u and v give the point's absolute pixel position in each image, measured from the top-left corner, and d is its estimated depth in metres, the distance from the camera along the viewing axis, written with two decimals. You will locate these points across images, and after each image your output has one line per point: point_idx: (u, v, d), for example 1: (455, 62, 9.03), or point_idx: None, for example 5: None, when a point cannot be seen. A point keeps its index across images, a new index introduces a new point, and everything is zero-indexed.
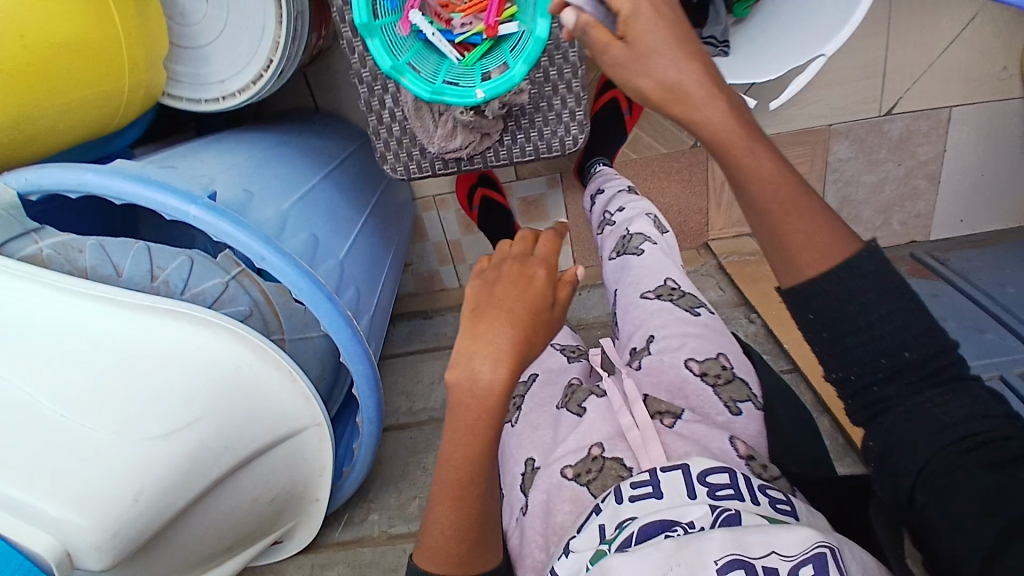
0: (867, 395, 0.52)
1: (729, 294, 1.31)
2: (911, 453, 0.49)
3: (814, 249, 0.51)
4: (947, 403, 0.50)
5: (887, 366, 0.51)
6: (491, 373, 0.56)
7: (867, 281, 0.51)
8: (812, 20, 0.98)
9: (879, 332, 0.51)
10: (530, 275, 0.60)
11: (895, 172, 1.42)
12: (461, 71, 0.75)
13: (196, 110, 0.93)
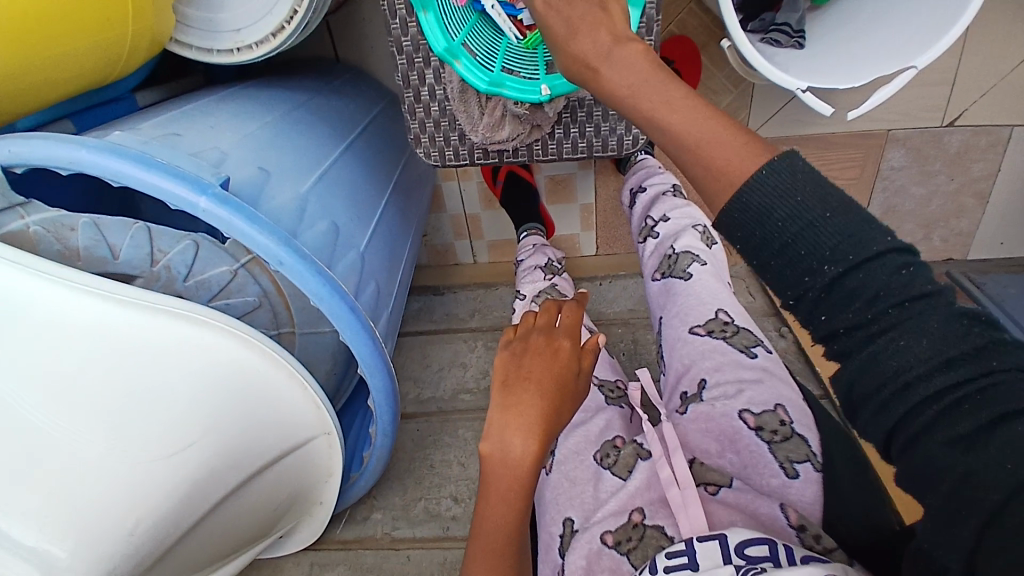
0: (828, 335, 0.47)
1: (759, 302, 1.23)
2: (879, 413, 0.44)
3: (720, 174, 0.49)
4: (916, 348, 0.42)
5: (825, 296, 0.45)
6: (523, 442, 0.67)
7: (775, 201, 0.47)
8: (906, 20, 0.88)
9: (803, 253, 0.46)
10: (555, 347, 0.73)
11: (946, 187, 1.35)
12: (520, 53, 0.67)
13: (207, 61, 0.82)
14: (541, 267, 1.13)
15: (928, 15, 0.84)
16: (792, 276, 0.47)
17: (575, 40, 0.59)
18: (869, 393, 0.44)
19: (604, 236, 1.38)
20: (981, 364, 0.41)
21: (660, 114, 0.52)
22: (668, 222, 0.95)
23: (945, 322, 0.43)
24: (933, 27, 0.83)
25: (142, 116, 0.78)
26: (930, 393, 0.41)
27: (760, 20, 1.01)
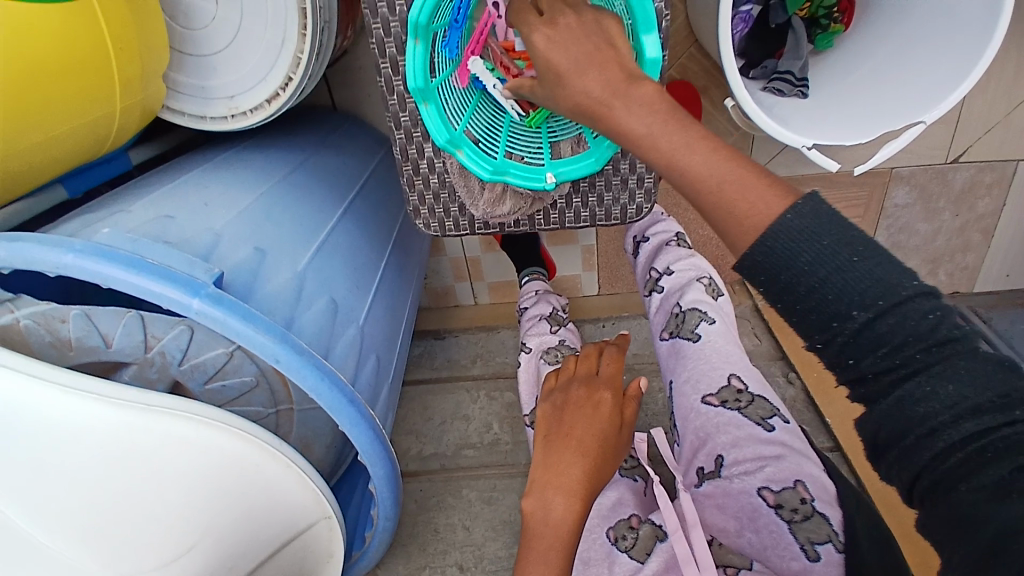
0: (854, 378, 0.46)
1: (765, 344, 1.21)
2: (906, 457, 0.44)
3: (741, 219, 0.47)
4: (943, 396, 0.43)
5: (853, 341, 0.44)
6: (564, 504, 0.68)
7: (802, 244, 0.45)
8: (915, 70, 0.87)
9: (831, 298, 0.44)
10: (597, 400, 0.79)
11: (950, 223, 1.34)
12: (523, 128, 0.66)
13: (200, 127, 0.80)
14: (545, 318, 1.11)
15: (938, 68, 0.84)
16: (819, 320, 0.45)
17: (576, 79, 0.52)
18: (898, 437, 0.45)
19: (607, 276, 1.36)
20: (1007, 412, 0.42)
21: (681, 156, 0.48)
22: (674, 276, 0.92)
23: (973, 369, 0.43)
24: (943, 81, 0.83)
25: (136, 188, 0.76)
26: (957, 440, 0.42)
27: (763, 68, 1.00)
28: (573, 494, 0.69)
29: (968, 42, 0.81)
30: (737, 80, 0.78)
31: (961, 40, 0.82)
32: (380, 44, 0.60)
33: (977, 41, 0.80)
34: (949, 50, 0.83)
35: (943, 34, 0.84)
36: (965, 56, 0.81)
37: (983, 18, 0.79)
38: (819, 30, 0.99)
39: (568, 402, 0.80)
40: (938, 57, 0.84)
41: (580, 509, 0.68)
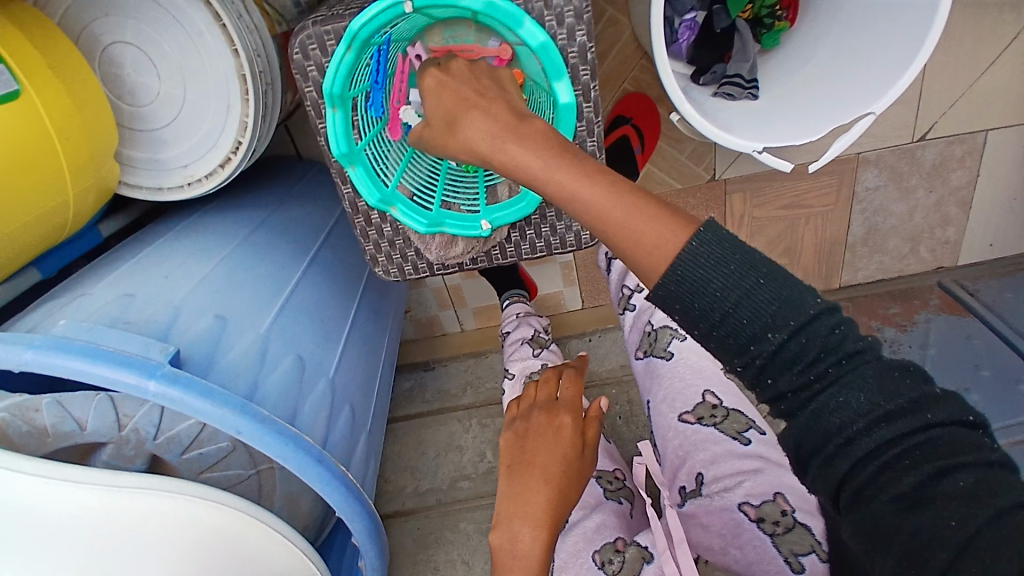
0: (766, 389, 0.48)
1: None
2: (826, 467, 0.46)
3: (651, 252, 0.50)
4: (858, 406, 0.45)
5: (771, 361, 0.47)
6: (530, 536, 0.69)
7: (710, 272, 0.47)
8: (862, 60, 0.86)
9: (745, 321, 0.47)
10: (557, 424, 0.79)
11: (926, 200, 1.33)
12: (459, 174, 0.70)
13: (160, 197, 0.82)
14: (527, 341, 1.12)
15: (883, 55, 0.83)
16: (737, 343, 0.47)
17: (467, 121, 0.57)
18: (820, 447, 0.46)
19: (588, 289, 1.36)
20: (915, 418, 0.45)
21: (574, 191, 0.52)
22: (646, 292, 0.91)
23: (883, 379, 0.46)
24: (890, 67, 0.81)
25: (100, 267, 0.78)
26: (872, 448, 0.44)
27: (713, 73, 1.01)
28: (540, 523, 0.69)
29: (910, 26, 0.80)
30: (677, 94, 0.78)
31: (903, 25, 0.81)
32: (314, 106, 0.61)
33: (918, 23, 0.78)
34: (893, 36, 0.82)
35: (886, 21, 0.84)
36: (908, 40, 0.80)
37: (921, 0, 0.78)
38: (766, 27, 1.01)
39: (530, 429, 0.80)
40: (884, 44, 0.83)
41: (547, 538, 0.68)
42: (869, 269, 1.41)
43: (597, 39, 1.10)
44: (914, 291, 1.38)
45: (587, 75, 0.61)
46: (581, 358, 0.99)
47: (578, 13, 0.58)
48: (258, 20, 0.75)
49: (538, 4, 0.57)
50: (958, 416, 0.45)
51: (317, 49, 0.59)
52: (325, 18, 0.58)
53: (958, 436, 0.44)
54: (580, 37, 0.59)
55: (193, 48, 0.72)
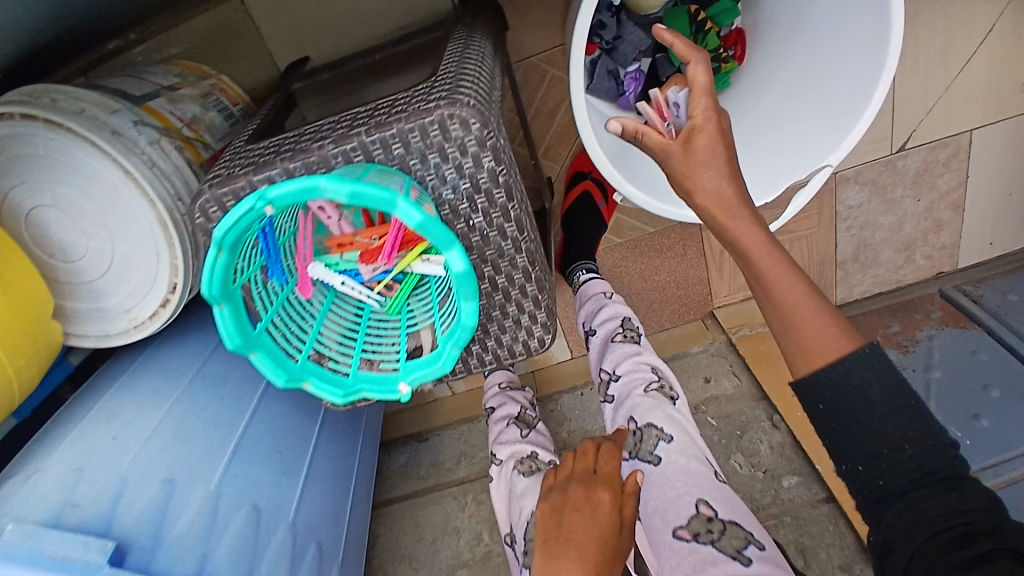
0: (867, 488, 0.56)
1: (746, 384, 1.20)
2: (901, 539, 0.52)
3: (818, 347, 0.57)
4: (941, 494, 0.52)
5: (896, 473, 0.54)
6: None
7: (869, 378, 0.56)
8: (820, 96, 0.82)
9: (887, 449, 0.54)
10: (595, 500, 0.71)
11: (915, 208, 1.27)
12: (382, 316, 0.59)
13: (109, 342, 0.80)
14: (514, 421, 1.03)
15: (840, 91, 0.79)
16: (868, 450, 0.55)
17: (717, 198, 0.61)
18: (903, 520, 0.53)
19: (574, 341, 1.34)
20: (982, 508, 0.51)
21: (770, 278, 0.58)
22: (620, 380, 0.92)
23: (975, 496, 0.52)
24: (850, 106, 0.78)
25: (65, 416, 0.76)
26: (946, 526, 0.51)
27: None
28: None
29: (863, 60, 0.75)
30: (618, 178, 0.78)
31: (854, 58, 0.76)
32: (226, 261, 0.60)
33: (872, 59, 0.74)
34: (845, 79, 0.78)
35: (837, 53, 0.79)
36: (864, 75, 0.76)
37: (870, 36, 0.74)
38: (714, 72, 0.95)
39: (566, 502, 0.72)
40: (839, 79, 0.79)
41: None
42: (864, 284, 1.35)
43: (542, 100, 1.07)
44: (916, 303, 1.32)
45: (503, 197, 0.58)
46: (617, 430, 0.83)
47: (480, 140, 0.55)
48: (175, 162, 0.75)
49: (437, 138, 0.55)
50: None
51: (219, 210, 0.58)
52: (221, 181, 0.57)
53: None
54: (488, 162, 0.56)
55: (116, 201, 0.72)
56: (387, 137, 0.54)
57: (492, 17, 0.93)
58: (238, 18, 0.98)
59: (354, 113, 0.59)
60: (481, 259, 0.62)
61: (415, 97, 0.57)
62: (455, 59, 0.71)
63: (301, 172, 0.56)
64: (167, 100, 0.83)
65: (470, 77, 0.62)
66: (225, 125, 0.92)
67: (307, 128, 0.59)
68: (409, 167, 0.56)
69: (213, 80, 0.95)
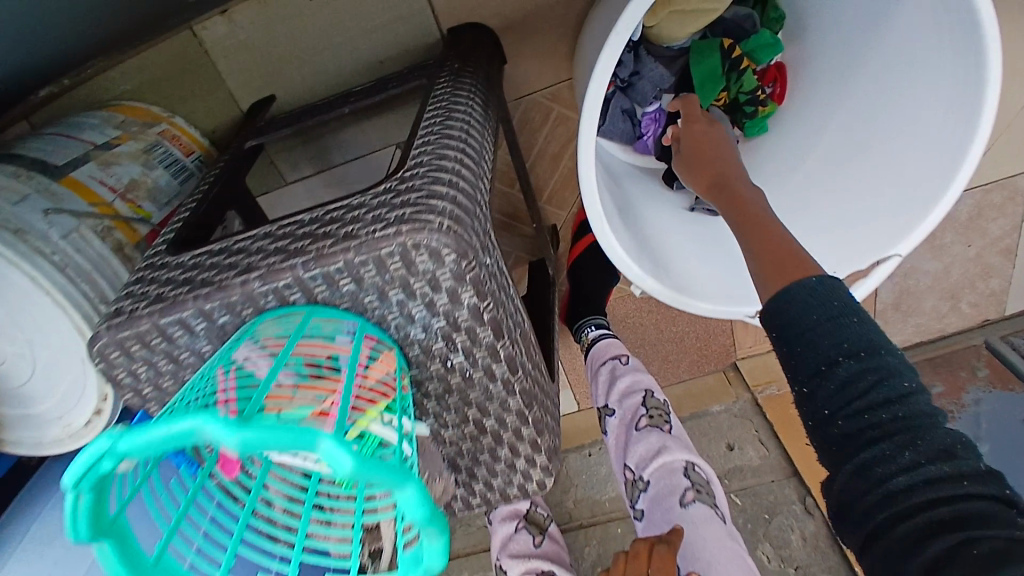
0: (833, 447, 0.48)
1: (774, 456, 1.07)
2: (859, 511, 0.45)
3: (787, 266, 0.54)
4: (898, 460, 0.44)
5: (836, 394, 0.48)
6: None
7: (817, 304, 0.50)
8: (888, 153, 0.67)
9: (827, 344, 0.49)
10: None
11: (965, 254, 1.12)
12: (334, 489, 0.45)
13: (42, 451, 0.68)
14: (524, 522, 0.87)
15: (915, 148, 0.64)
16: (811, 367, 0.49)
17: (717, 163, 0.70)
18: (858, 492, 0.45)
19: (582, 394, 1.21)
20: (947, 462, 0.43)
21: (747, 214, 0.62)
22: (651, 483, 0.77)
23: (937, 440, 0.44)
24: (930, 169, 0.62)
25: None
26: (905, 487, 0.43)
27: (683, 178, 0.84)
28: None
29: (942, 125, 0.61)
30: (638, 274, 0.67)
31: (935, 116, 0.61)
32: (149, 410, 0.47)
33: (956, 109, 0.59)
34: (919, 144, 0.63)
35: (905, 101, 0.64)
36: (946, 130, 0.60)
37: (950, 81, 0.59)
38: (749, 117, 0.80)
39: None
40: (911, 133, 0.64)
41: None
42: (904, 332, 1.21)
43: (545, 142, 0.92)
44: (959, 358, 1.18)
45: (489, 336, 0.45)
46: (674, 529, 0.68)
47: (456, 274, 0.42)
48: (97, 252, 0.64)
49: (398, 271, 0.41)
50: (1004, 493, 0.42)
51: (121, 354, 0.47)
52: (122, 320, 0.46)
53: (1008, 509, 0.41)
54: (468, 298, 0.43)
55: (29, 308, 0.59)
56: (332, 271, 0.41)
57: (489, 56, 0.77)
58: (195, 55, 0.84)
59: (296, 227, 0.45)
60: (463, 400, 0.49)
61: (373, 211, 0.43)
62: (435, 124, 0.55)
63: (220, 311, 0.44)
64: (98, 165, 0.70)
65: (451, 169, 0.48)
66: (176, 185, 0.78)
67: (235, 244, 0.46)
68: (363, 305, 0.43)
69: (161, 127, 0.81)
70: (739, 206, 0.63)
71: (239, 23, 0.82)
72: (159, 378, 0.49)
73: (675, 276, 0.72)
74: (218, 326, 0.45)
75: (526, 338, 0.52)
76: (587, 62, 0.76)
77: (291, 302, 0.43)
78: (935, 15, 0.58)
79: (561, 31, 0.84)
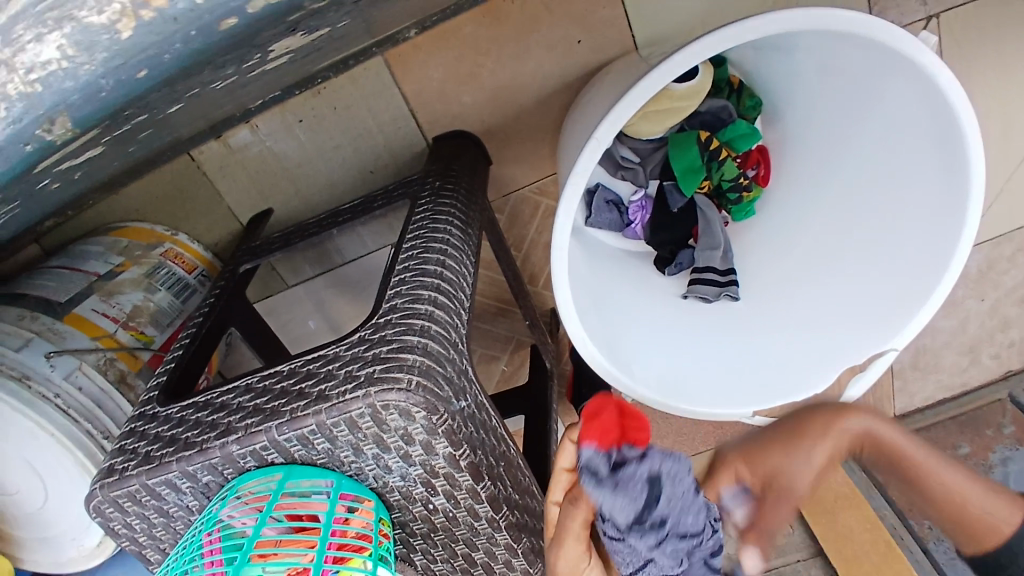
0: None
1: (800, 533, 1.03)
2: None
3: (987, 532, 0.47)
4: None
5: None
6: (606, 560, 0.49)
7: None
8: (883, 239, 0.67)
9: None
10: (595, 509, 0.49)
11: (978, 309, 1.05)
12: None
13: (63, 569, 0.70)
14: None
15: (905, 233, 0.65)
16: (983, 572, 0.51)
17: (813, 446, 0.43)
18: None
19: None
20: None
21: (929, 474, 0.45)
22: None
23: None
24: (920, 258, 0.64)
25: None
26: None
27: (677, 264, 0.80)
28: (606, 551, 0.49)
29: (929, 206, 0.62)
30: (627, 383, 0.68)
31: (923, 197, 0.62)
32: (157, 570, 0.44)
33: (948, 196, 0.60)
34: (912, 224, 0.64)
35: (889, 188, 0.65)
36: (938, 215, 0.61)
37: (939, 169, 0.60)
38: (734, 203, 0.79)
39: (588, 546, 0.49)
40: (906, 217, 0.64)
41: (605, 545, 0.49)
42: (925, 391, 1.14)
43: (537, 232, 0.94)
44: (985, 415, 1.13)
45: (468, 480, 0.45)
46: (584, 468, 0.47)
47: (429, 429, 0.42)
48: (100, 386, 0.66)
49: (370, 429, 0.42)
50: None
51: (116, 509, 0.47)
52: (112, 479, 0.46)
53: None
54: (443, 448, 0.43)
55: (37, 446, 0.61)
56: (305, 432, 0.42)
57: (469, 164, 0.78)
58: (195, 176, 0.88)
59: (273, 382, 0.46)
60: (451, 537, 0.49)
61: (346, 367, 0.44)
62: (412, 258, 0.56)
63: (203, 472, 0.44)
64: (100, 297, 0.73)
65: (424, 313, 0.48)
66: (178, 304, 0.80)
67: (217, 400, 0.47)
68: (340, 459, 0.44)
69: (164, 247, 0.84)
70: (891, 445, 0.45)
71: (234, 145, 0.86)
72: (153, 529, 0.48)
73: (669, 375, 0.72)
74: (202, 484, 0.45)
75: (512, 469, 0.51)
76: (566, 165, 0.78)
77: (270, 460, 0.44)
78: (922, 108, 0.59)
79: (544, 133, 0.87)
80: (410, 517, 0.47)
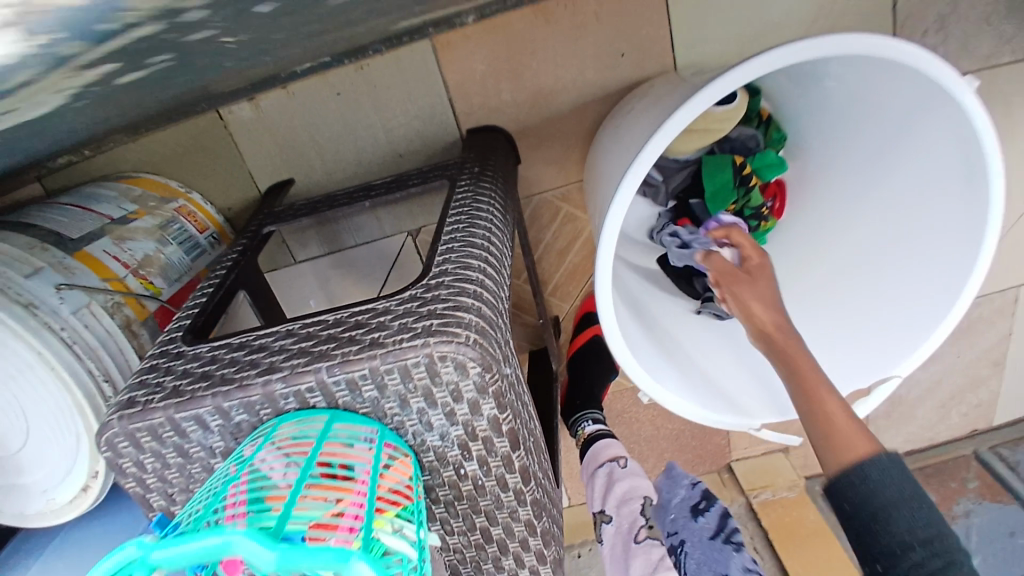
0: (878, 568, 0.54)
1: (769, 566, 1.05)
2: None
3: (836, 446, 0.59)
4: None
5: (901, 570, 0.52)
6: None
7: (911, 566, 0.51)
8: (901, 267, 0.70)
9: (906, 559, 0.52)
10: None
11: (954, 364, 1.08)
12: None
13: (29, 520, 0.65)
14: None
15: (918, 260, 0.68)
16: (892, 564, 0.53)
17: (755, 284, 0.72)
18: None
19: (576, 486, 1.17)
20: None
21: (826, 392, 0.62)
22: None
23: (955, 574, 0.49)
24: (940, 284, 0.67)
25: None
26: None
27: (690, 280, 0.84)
28: None
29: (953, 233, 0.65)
30: (657, 389, 0.68)
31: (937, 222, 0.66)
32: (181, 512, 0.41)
33: (962, 252, 0.64)
34: (929, 253, 0.67)
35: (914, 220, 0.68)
36: (952, 269, 0.65)
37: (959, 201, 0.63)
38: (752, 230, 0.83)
39: None
40: (919, 249, 0.68)
41: None
42: (893, 440, 1.18)
43: (553, 238, 0.96)
44: (948, 468, 1.17)
45: (506, 446, 0.45)
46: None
47: (479, 387, 0.42)
48: (105, 329, 0.63)
49: (421, 381, 0.41)
50: None
51: (131, 444, 0.45)
52: (134, 411, 0.44)
53: None
54: (489, 409, 0.43)
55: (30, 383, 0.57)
56: (356, 377, 0.41)
57: (502, 158, 0.79)
58: (218, 135, 0.87)
59: (319, 329, 0.45)
60: (476, 508, 0.48)
61: (399, 319, 0.44)
62: (458, 231, 0.57)
63: (238, 410, 0.43)
64: (113, 240, 0.71)
65: (476, 281, 0.49)
66: (187, 261, 0.78)
67: (256, 342, 0.46)
68: (383, 410, 0.43)
69: (178, 203, 0.82)
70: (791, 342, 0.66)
71: (263, 109, 0.85)
72: (165, 470, 0.46)
73: (690, 386, 0.72)
74: (233, 424, 0.43)
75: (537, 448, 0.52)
76: (597, 172, 0.80)
77: (310, 405, 0.43)
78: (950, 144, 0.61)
79: (574, 139, 0.89)
80: (437, 484, 0.47)
